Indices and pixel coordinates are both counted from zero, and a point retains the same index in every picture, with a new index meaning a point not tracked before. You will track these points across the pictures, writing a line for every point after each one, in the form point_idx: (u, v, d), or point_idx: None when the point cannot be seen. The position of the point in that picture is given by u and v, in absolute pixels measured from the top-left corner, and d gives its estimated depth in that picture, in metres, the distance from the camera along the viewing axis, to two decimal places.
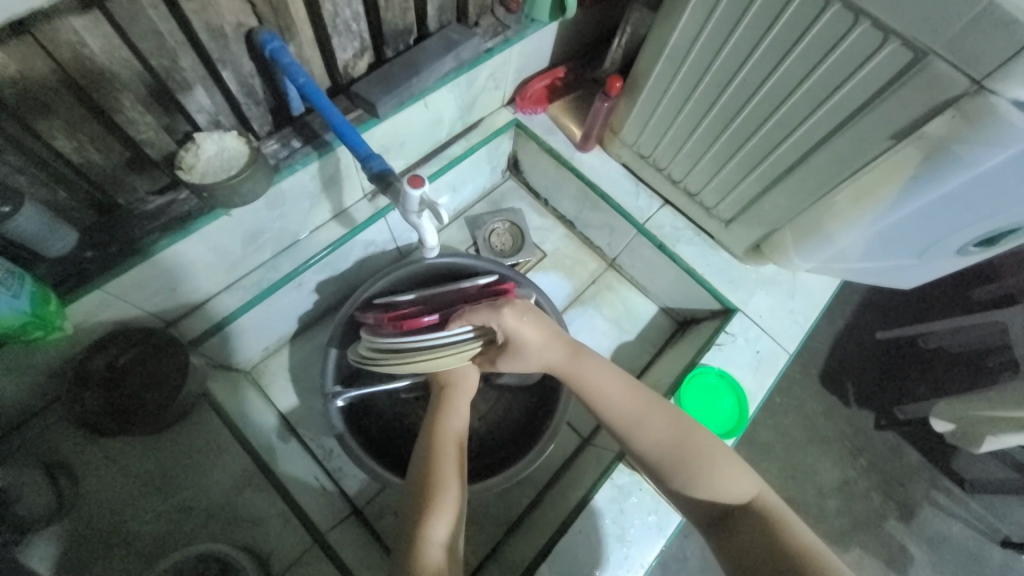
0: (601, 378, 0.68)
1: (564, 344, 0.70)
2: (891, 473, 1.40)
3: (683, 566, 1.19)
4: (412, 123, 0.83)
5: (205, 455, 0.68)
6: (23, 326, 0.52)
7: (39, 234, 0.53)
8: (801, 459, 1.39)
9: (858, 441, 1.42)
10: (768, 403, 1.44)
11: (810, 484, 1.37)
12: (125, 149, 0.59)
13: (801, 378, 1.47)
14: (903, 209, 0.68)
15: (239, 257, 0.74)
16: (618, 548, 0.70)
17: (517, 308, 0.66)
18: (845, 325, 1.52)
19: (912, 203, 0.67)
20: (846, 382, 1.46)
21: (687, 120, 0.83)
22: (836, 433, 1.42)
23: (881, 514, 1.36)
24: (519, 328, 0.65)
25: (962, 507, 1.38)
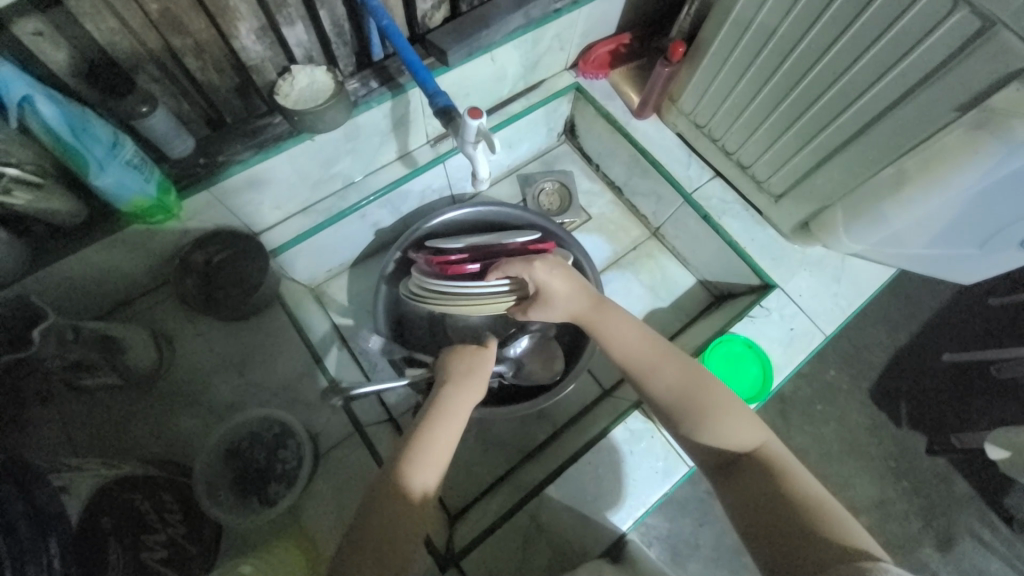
0: (619, 329, 0.72)
1: (588, 296, 0.74)
2: (934, 500, 1.33)
3: (693, 550, 1.21)
4: (478, 75, 0.89)
5: (274, 346, 0.79)
6: (149, 206, 0.64)
7: (167, 136, 0.65)
8: (834, 467, 1.35)
9: (901, 461, 1.36)
10: (806, 405, 1.40)
11: (840, 494, 1.33)
12: (235, 73, 0.70)
13: (846, 385, 1.42)
14: (969, 190, 0.66)
15: (316, 181, 0.84)
16: (624, 484, 0.75)
17: (548, 263, 0.73)
18: (900, 333, 1.44)
19: (979, 182, 0.65)
20: (898, 403, 1.40)
21: (746, 90, 0.84)
22: (877, 447, 1.37)
23: (916, 540, 1.30)
24: (549, 279, 0.72)
25: (1007, 546, 1.30)
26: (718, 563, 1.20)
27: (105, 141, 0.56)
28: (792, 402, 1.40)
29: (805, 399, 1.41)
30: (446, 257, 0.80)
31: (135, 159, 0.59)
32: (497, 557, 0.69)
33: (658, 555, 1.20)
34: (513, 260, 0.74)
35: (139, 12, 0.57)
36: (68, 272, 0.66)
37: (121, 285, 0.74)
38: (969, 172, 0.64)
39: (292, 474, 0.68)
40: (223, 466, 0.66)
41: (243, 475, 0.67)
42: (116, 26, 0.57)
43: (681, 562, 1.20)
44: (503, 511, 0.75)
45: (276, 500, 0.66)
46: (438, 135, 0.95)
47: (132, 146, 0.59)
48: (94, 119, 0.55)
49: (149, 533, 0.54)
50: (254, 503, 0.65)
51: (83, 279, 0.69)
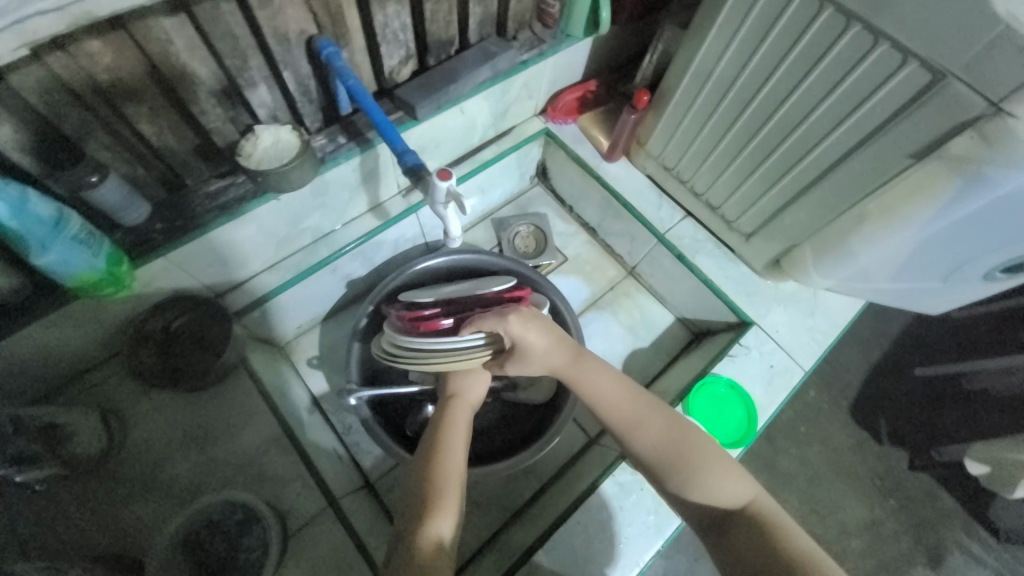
0: (600, 382, 0.70)
1: (567, 348, 0.72)
2: (923, 518, 1.33)
3: None
4: (448, 127, 0.89)
5: (239, 414, 0.74)
6: (99, 280, 0.60)
7: (119, 203, 0.61)
8: (823, 494, 1.34)
9: (888, 480, 1.36)
10: (790, 429, 1.40)
11: (832, 519, 1.32)
12: (195, 136, 0.67)
13: (827, 407, 1.43)
14: (930, 227, 0.68)
15: (283, 239, 0.82)
16: (615, 542, 0.72)
17: (523, 315, 0.70)
18: (874, 356, 1.47)
19: (939, 220, 0.66)
20: (878, 417, 1.40)
21: (711, 134, 0.86)
22: (863, 468, 1.37)
23: (909, 560, 1.29)
24: (525, 335, 0.69)
25: (997, 560, 1.30)
26: None
27: (48, 219, 0.52)
28: (777, 429, 1.40)
29: (790, 426, 1.41)
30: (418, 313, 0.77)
31: (82, 233, 0.55)
32: None
33: None
34: (486, 314, 0.70)
35: (87, 82, 0.54)
36: (7, 353, 0.61)
37: (66, 362, 0.69)
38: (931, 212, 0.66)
39: (259, 562, 0.61)
40: (179, 560, 0.60)
41: (201, 570, 0.59)
42: (63, 97, 0.54)
43: None
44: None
45: None
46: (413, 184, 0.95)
47: (78, 220, 0.55)
48: (35, 197, 0.51)
49: None
50: None
51: (24, 358, 0.63)
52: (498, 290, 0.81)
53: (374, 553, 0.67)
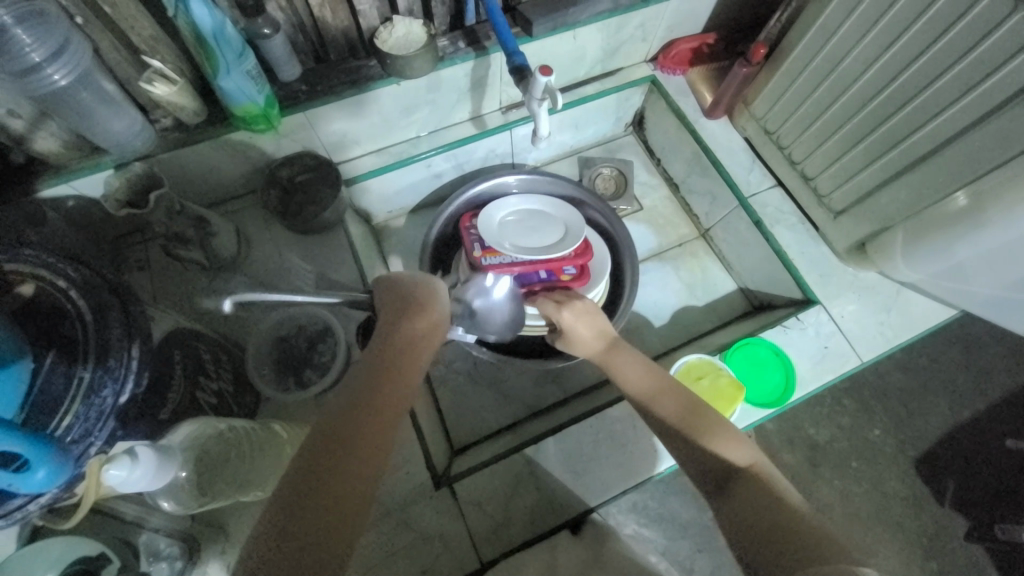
0: (630, 364, 0.72)
1: (606, 338, 0.77)
2: None
3: None
4: (558, 51, 0.94)
5: (331, 261, 0.88)
6: (256, 114, 0.74)
7: (280, 58, 0.75)
8: (858, 528, 1.25)
9: (935, 537, 1.25)
10: (841, 460, 1.30)
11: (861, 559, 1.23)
12: (346, 15, 0.79)
13: (891, 449, 1.30)
14: None
15: (394, 125, 0.93)
16: (619, 453, 0.77)
17: (576, 310, 0.80)
18: (957, 398, 1.33)
19: None
20: (946, 479, 1.28)
21: (821, 99, 0.83)
22: (911, 521, 1.26)
23: None
24: (574, 324, 0.79)
25: None
26: None
27: (235, 48, 0.66)
28: (824, 452, 1.31)
29: (840, 454, 1.30)
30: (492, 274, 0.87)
31: (253, 71, 0.69)
32: (480, 491, 0.74)
33: None
34: (549, 301, 0.83)
35: None
36: (183, 161, 0.78)
37: (219, 185, 0.86)
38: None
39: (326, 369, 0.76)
40: (272, 349, 0.75)
41: (284, 359, 0.75)
42: None
43: None
44: (501, 450, 0.80)
45: (308, 386, 0.74)
46: (516, 104, 1.02)
47: (254, 60, 0.69)
48: (230, 28, 0.65)
49: (206, 379, 0.62)
50: (290, 385, 0.74)
51: (191, 170, 0.80)
52: (564, 258, 0.90)
53: None
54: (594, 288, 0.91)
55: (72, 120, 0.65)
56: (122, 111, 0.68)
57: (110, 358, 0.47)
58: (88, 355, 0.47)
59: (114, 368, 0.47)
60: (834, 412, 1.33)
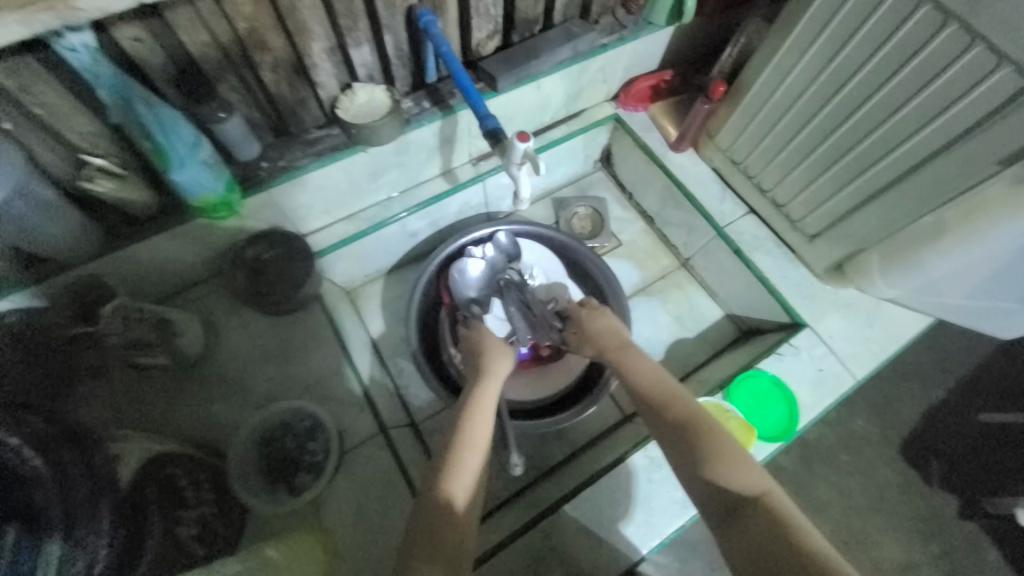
0: (642, 373, 0.70)
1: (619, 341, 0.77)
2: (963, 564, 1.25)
3: None
4: (524, 102, 0.94)
5: (310, 340, 0.82)
6: (216, 203, 0.70)
7: (238, 138, 0.70)
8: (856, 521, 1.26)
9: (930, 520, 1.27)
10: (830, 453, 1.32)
11: (863, 550, 1.25)
12: (304, 86, 0.75)
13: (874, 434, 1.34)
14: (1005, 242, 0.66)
15: (363, 190, 0.89)
16: (639, 512, 0.74)
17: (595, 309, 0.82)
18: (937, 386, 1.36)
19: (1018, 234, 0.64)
20: (930, 458, 1.31)
21: (784, 130, 0.86)
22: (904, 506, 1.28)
23: None
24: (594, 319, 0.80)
25: None
26: None
27: (188, 140, 0.62)
28: (817, 450, 1.31)
29: (832, 450, 1.31)
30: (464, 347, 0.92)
31: (210, 160, 0.65)
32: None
33: None
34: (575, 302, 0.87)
35: (227, 27, 0.62)
36: (135, 259, 0.72)
37: (174, 275, 0.79)
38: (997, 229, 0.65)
39: (320, 465, 0.72)
40: (255, 453, 0.71)
41: (273, 464, 0.71)
42: (206, 38, 0.62)
43: None
44: (517, 524, 0.75)
45: (301, 491, 0.69)
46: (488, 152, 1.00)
47: (210, 148, 0.65)
48: (182, 121, 0.61)
49: (183, 508, 0.57)
50: (281, 492, 0.69)
51: (147, 261, 0.73)
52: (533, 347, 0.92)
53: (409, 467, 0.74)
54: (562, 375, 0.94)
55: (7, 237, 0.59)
56: (66, 214, 0.62)
57: (79, 524, 0.44)
58: (59, 524, 0.43)
59: (85, 535, 0.44)
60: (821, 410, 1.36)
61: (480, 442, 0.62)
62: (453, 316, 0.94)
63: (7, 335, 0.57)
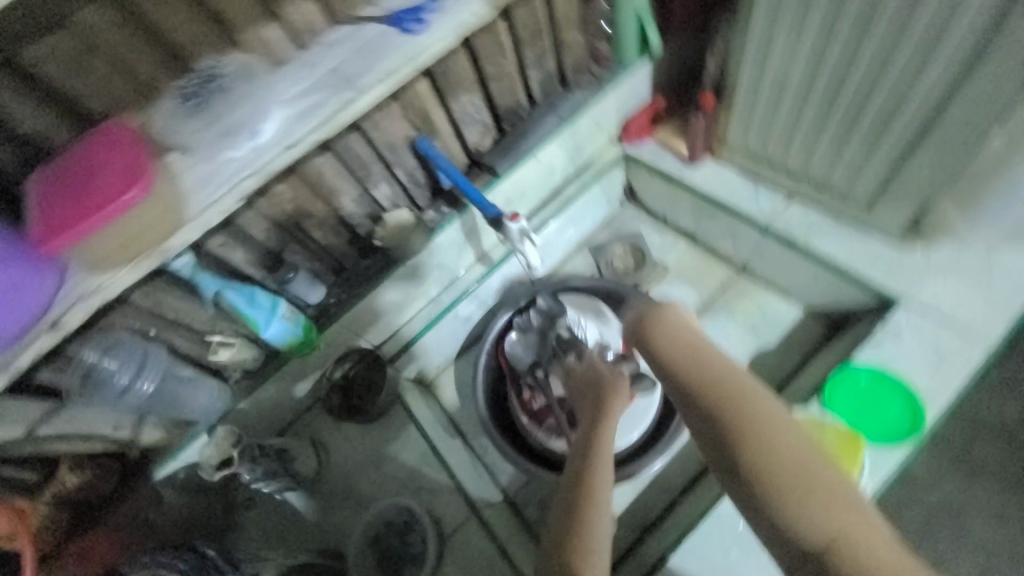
0: (720, 379, 0.60)
1: (692, 343, 0.64)
2: None
3: None
4: (530, 176, 1.03)
5: (398, 438, 0.93)
6: (299, 344, 0.85)
7: (306, 288, 0.87)
8: None
9: None
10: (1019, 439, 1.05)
11: None
12: (346, 230, 0.91)
13: None
14: None
15: (414, 296, 1.01)
16: (755, 555, 0.69)
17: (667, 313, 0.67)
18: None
19: None
20: None
21: (789, 112, 0.82)
22: None
23: None
24: (665, 323, 0.66)
25: None
26: None
27: (268, 305, 0.80)
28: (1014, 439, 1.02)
29: None
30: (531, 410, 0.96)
31: (287, 313, 0.82)
32: None
33: None
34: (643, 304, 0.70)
35: (280, 211, 0.80)
36: (252, 405, 0.89)
37: (286, 409, 0.94)
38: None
39: (421, 555, 0.80)
40: (368, 552, 0.80)
41: (383, 558, 0.80)
42: (267, 224, 0.80)
43: None
44: None
45: None
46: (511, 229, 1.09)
47: (285, 304, 0.82)
48: (260, 292, 0.80)
49: None
50: None
51: (261, 408, 0.90)
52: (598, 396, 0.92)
53: (502, 538, 0.81)
54: (640, 418, 0.89)
55: (159, 407, 0.79)
56: (201, 384, 0.82)
57: None
58: None
59: None
60: (990, 389, 1.10)
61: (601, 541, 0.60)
62: (518, 386, 0.99)
63: (191, 489, 0.84)
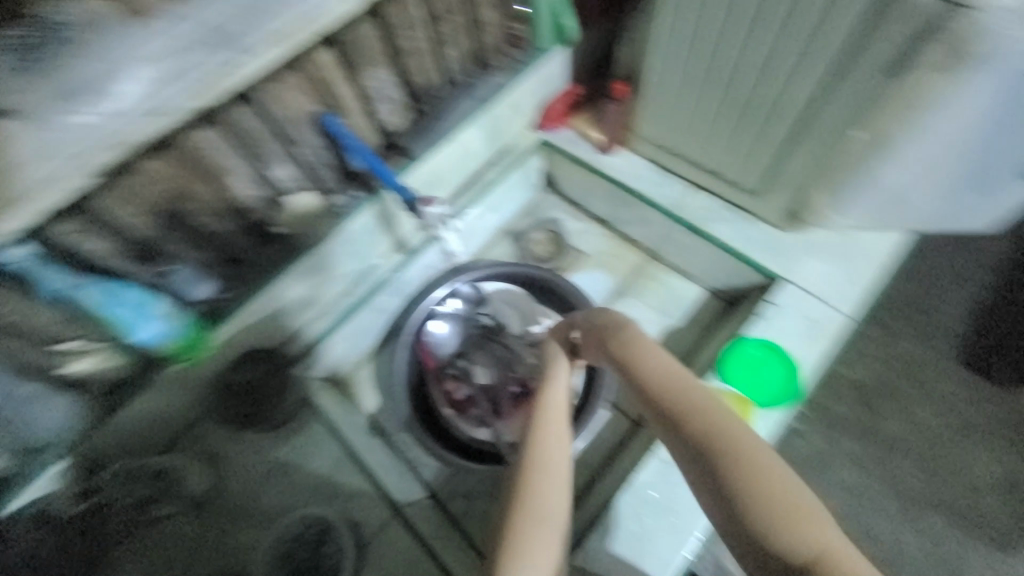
0: (693, 397, 0.48)
1: (647, 357, 0.53)
2: None
3: None
4: (449, 160, 0.99)
5: (308, 444, 0.87)
6: (183, 347, 0.75)
7: (187, 282, 0.75)
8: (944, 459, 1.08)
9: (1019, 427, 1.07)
10: None
11: (958, 481, 1.05)
12: (235, 214, 0.79)
13: None
14: (966, 107, 0.66)
15: (322, 289, 0.93)
16: (671, 519, 0.75)
17: (617, 319, 0.60)
18: (990, 276, 1.17)
19: (973, 95, 0.64)
20: (993, 359, 1.11)
21: (693, 105, 0.87)
22: (989, 419, 1.08)
23: None
24: (614, 328, 0.58)
25: None
26: None
27: (140, 305, 0.68)
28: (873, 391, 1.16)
29: None
30: (456, 397, 0.96)
31: (168, 313, 0.71)
32: None
33: None
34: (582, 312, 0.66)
35: (150, 193, 0.68)
36: (121, 422, 0.76)
37: (169, 420, 0.83)
38: (950, 109, 0.65)
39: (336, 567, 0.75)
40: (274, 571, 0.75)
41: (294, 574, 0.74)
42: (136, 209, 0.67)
43: None
44: None
45: None
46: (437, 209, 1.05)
47: (164, 304, 0.71)
48: (129, 290, 0.68)
49: None
50: None
51: (134, 424, 0.78)
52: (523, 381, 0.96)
53: (429, 536, 0.79)
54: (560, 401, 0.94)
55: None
56: (51, 399, 0.69)
57: None
58: None
59: None
60: None
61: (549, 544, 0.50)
62: (441, 377, 0.97)
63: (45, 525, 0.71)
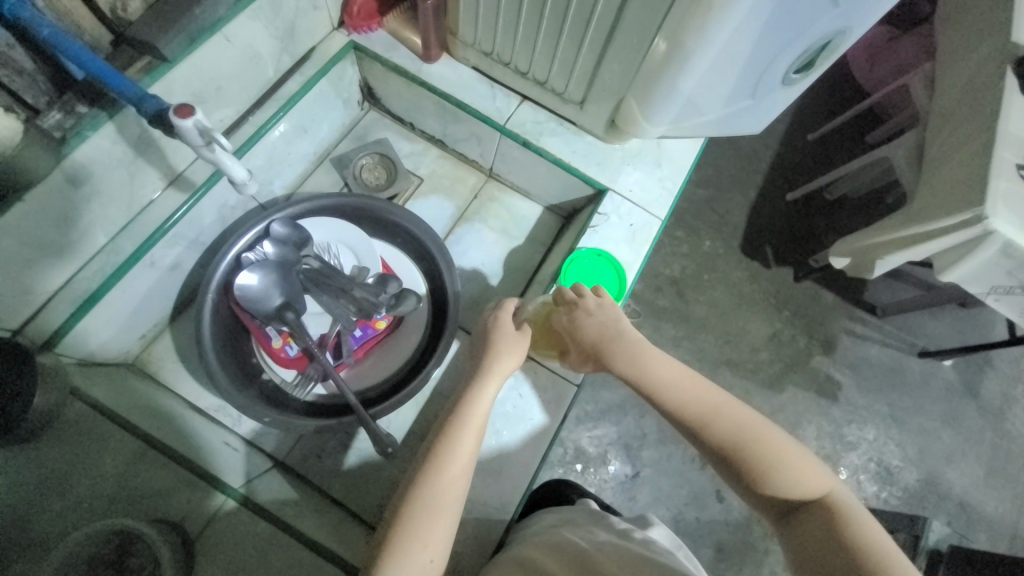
0: (673, 376, 0.61)
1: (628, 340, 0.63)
2: (812, 315, 1.36)
3: (643, 441, 1.21)
4: (224, 63, 0.76)
5: (88, 444, 0.62)
6: None
7: None
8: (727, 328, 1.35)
9: (779, 294, 1.36)
10: None
11: (740, 342, 1.32)
12: None
13: None
14: (755, 26, 0.65)
15: (59, 246, 0.68)
16: (523, 423, 0.87)
17: (600, 304, 0.66)
18: (761, 178, 1.43)
19: (761, 14, 0.63)
20: (764, 246, 1.39)
21: (509, 4, 0.80)
22: (761, 292, 1.36)
23: (807, 356, 1.33)
24: (590, 317, 0.65)
25: (877, 331, 1.35)
26: (664, 462, 1.20)
27: None
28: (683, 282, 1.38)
29: None
30: (284, 355, 0.84)
31: None
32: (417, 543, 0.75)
33: (616, 463, 1.18)
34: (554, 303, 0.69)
35: None
36: None
37: None
38: (726, 20, 0.64)
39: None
40: None
41: None
42: None
43: (636, 456, 1.20)
44: None
45: None
46: (226, 130, 0.85)
47: None
48: None
49: None
50: None
51: None
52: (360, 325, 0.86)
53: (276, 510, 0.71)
54: (407, 337, 0.90)
55: None
56: None
57: None
58: None
59: None
60: None
61: (444, 505, 0.56)
62: (266, 334, 0.84)
63: None
